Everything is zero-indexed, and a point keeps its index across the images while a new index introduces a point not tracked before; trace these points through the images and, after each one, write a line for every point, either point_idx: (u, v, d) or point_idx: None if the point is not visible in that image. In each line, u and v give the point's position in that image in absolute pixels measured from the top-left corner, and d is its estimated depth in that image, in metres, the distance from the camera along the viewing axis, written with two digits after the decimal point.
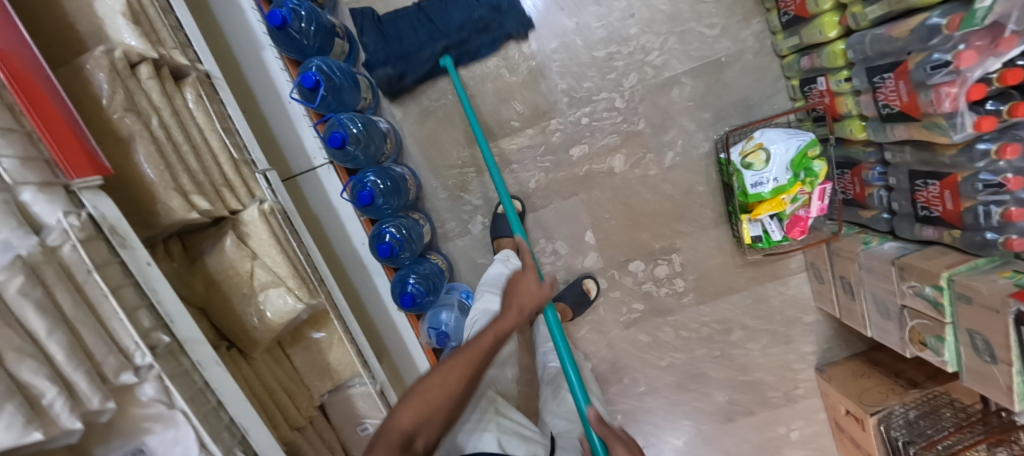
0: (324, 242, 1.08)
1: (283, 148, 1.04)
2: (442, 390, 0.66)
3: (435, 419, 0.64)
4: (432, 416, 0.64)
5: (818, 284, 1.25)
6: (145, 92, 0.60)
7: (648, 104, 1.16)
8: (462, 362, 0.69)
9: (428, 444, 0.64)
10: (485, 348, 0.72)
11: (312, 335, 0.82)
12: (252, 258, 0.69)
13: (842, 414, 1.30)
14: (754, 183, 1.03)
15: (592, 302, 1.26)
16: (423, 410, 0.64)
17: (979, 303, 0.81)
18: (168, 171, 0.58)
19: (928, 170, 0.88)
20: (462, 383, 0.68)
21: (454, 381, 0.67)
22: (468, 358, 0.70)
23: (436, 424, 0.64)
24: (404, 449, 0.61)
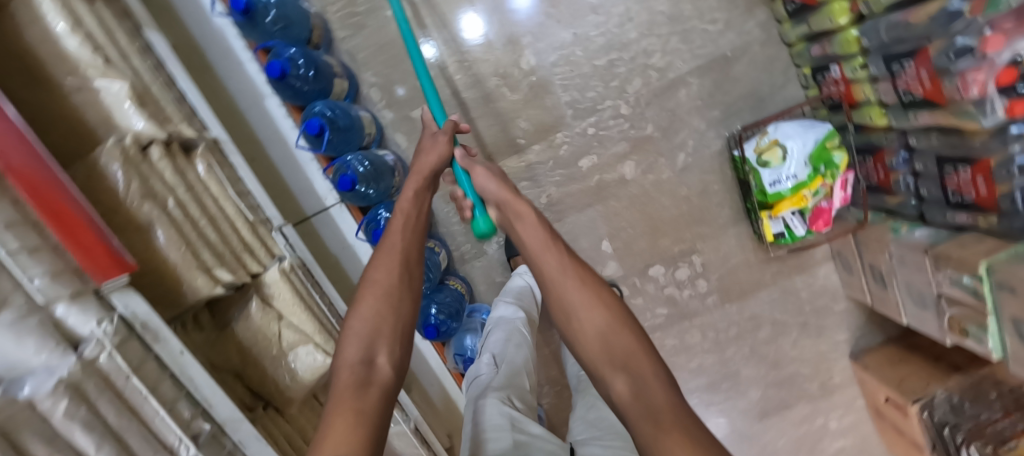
0: (344, 280, 1.09)
1: (295, 192, 1.05)
2: (377, 289, 0.61)
3: (385, 329, 0.58)
4: (382, 322, 0.58)
5: (846, 273, 1.22)
6: (159, 173, 0.61)
7: (655, 108, 1.13)
8: (386, 254, 0.64)
9: (392, 362, 0.55)
10: (402, 235, 0.67)
11: None
12: (279, 319, 0.70)
13: (881, 402, 1.27)
14: (771, 182, 1.00)
15: None
16: (365, 335, 0.57)
17: (1023, 293, 0.76)
18: (190, 249, 0.59)
19: (957, 154, 0.84)
20: (393, 272, 0.62)
21: (384, 280, 0.61)
22: (388, 253, 0.64)
23: (389, 338, 0.57)
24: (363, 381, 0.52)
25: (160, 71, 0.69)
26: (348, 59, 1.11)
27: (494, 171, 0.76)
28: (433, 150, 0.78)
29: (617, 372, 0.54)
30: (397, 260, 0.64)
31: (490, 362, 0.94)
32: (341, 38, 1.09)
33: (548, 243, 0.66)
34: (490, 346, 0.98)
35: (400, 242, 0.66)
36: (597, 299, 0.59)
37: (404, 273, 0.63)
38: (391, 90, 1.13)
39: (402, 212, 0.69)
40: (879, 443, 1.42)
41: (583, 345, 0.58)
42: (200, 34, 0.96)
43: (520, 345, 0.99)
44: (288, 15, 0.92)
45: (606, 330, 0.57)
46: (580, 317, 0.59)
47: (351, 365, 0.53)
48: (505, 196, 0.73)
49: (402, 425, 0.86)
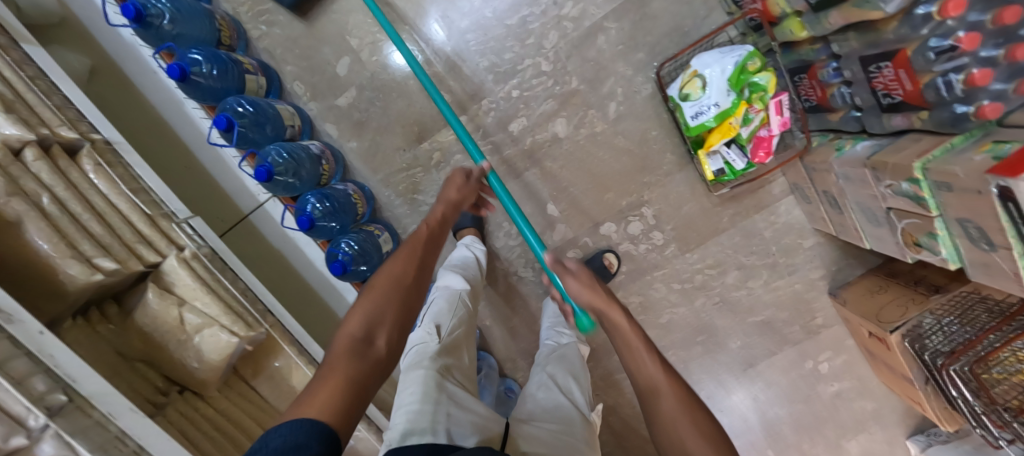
0: (290, 271, 1.14)
1: (228, 192, 1.09)
2: (388, 280, 0.69)
3: (389, 315, 0.65)
4: (388, 309, 0.65)
5: (806, 205, 1.16)
6: (34, 173, 0.63)
7: (576, 60, 1.10)
8: (402, 256, 0.75)
9: (389, 343, 0.62)
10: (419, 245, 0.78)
11: (271, 364, 0.85)
12: (180, 305, 0.72)
13: (866, 337, 1.20)
14: (694, 115, 0.95)
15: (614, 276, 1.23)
16: (373, 315, 0.64)
17: (960, 189, 0.71)
18: (66, 241, 0.61)
19: (877, 52, 0.77)
20: (403, 269, 0.72)
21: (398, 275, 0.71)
22: (406, 255, 0.75)
23: (392, 324, 0.64)
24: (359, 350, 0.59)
25: (38, 80, 0.71)
26: (266, 57, 1.14)
27: (586, 278, 0.82)
28: (455, 183, 0.96)
29: None
30: (408, 260, 0.74)
31: (432, 332, 0.90)
32: (257, 39, 1.13)
33: (647, 357, 0.69)
34: (434, 314, 0.94)
35: (418, 250, 0.77)
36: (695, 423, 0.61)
37: (410, 270, 0.73)
38: (312, 81, 1.15)
39: (422, 228, 0.83)
40: (878, 381, 1.35)
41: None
42: (115, 51, 1.00)
43: (462, 318, 0.97)
44: (186, 17, 0.94)
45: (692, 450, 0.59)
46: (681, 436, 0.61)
47: (352, 336, 0.61)
48: (600, 302, 0.78)
49: None
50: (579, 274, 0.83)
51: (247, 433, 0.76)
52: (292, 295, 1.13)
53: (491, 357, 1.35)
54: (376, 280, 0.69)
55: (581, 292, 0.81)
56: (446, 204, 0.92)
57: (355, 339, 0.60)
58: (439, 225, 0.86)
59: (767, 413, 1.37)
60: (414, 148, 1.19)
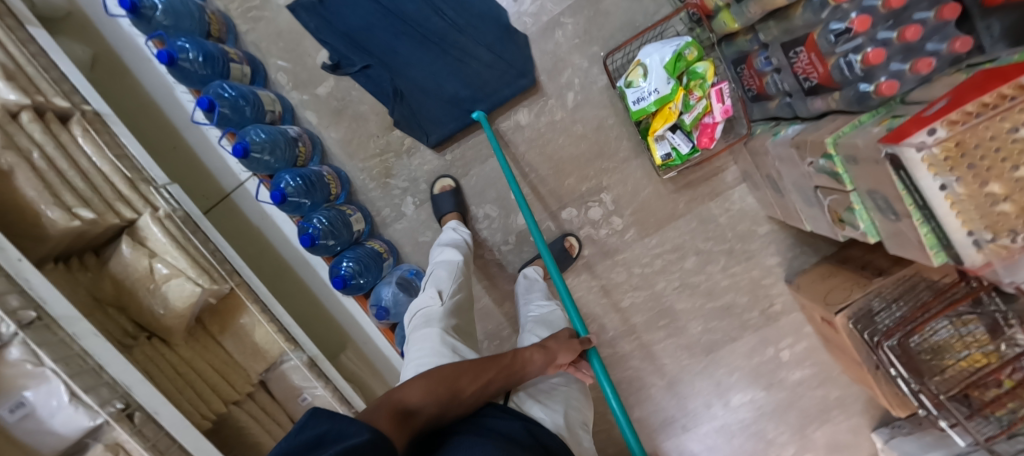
0: (267, 245, 1.23)
1: (213, 171, 1.20)
2: (461, 374, 0.72)
3: (439, 398, 0.67)
4: (442, 393, 0.68)
5: (757, 192, 1.21)
6: (28, 133, 0.73)
7: (536, 52, 1.19)
8: (484, 364, 0.75)
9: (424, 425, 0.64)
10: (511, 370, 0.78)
11: (237, 321, 0.92)
12: (151, 256, 0.80)
13: (818, 322, 1.23)
14: (636, 100, 1.02)
15: (575, 258, 1.28)
16: (431, 392, 0.67)
17: (863, 160, 0.76)
18: (50, 191, 0.70)
19: (792, 38, 0.84)
20: (471, 372, 0.72)
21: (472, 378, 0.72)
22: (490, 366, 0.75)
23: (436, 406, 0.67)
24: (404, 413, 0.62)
25: (40, 57, 0.82)
26: (253, 49, 1.25)
27: None
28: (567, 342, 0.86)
29: None
30: (482, 367, 0.74)
31: (435, 296, 0.95)
32: (246, 33, 1.24)
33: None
34: (437, 280, 0.99)
35: (494, 367, 0.75)
36: None
37: (479, 375, 0.73)
38: (296, 71, 1.26)
39: (515, 355, 0.79)
40: (838, 369, 1.37)
41: None
42: (115, 41, 1.12)
43: (461, 283, 1.02)
44: (178, 11, 1.05)
45: None
46: None
47: (403, 401, 0.64)
48: None
49: (295, 360, 0.96)
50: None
51: (209, 379, 0.84)
52: (268, 267, 1.23)
53: None
54: (445, 369, 0.71)
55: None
56: (545, 353, 0.82)
57: (402, 404, 0.63)
58: (530, 366, 0.79)
59: (730, 400, 1.39)
60: (387, 135, 1.28)
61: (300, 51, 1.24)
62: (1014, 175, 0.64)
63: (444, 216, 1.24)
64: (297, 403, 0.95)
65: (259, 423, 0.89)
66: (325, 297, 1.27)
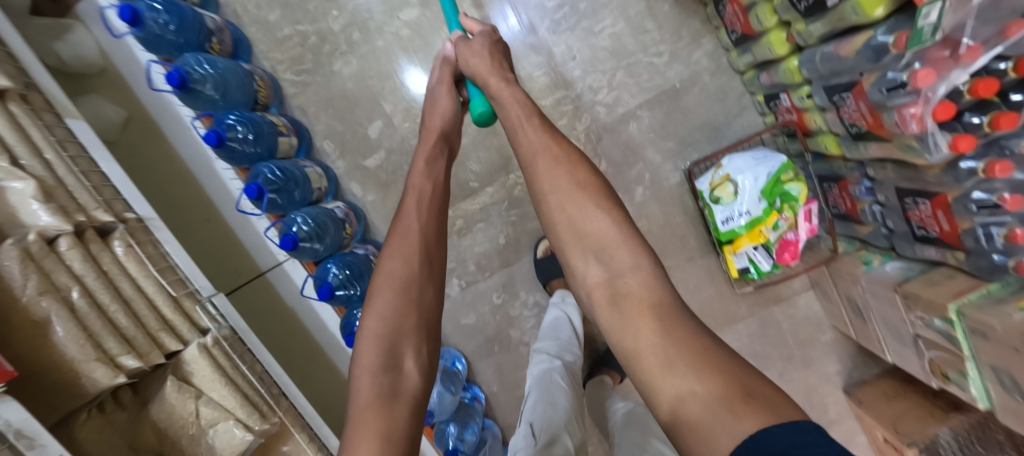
0: (302, 331, 1.13)
1: (249, 248, 1.09)
2: (392, 278, 0.62)
3: (408, 330, 0.60)
4: (404, 322, 0.59)
5: (827, 303, 1.16)
6: (67, 263, 0.62)
7: (607, 143, 1.11)
8: (398, 243, 0.64)
9: (419, 364, 0.59)
10: (413, 208, 0.67)
11: (280, 449, 0.81)
12: (197, 397, 0.70)
13: (880, 441, 1.18)
14: (724, 219, 0.96)
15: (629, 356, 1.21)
16: (384, 339, 0.59)
17: (996, 341, 0.69)
18: (91, 339, 0.60)
19: (915, 188, 0.77)
20: (400, 255, 0.63)
21: (401, 268, 0.62)
22: (402, 237, 0.65)
23: (412, 342, 0.59)
24: (390, 384, 0.56)
25: (79, 158, 0.72)
26: (300, 114, 1.15)
27: (476, 45, 0.65)
28: (436, 110, 0.75)
29: (592, 260, 0.50)
30: (404, 240, 0.64)
31: (527, 433, 0.78)
32: (293, 99, 1.15)
33: (553, 199, 0.52)
34: (525, 414, 0.83)
35: (414, 220, 0.66)
36: (574, 178, 0.52)
37: (411, 244, 0.64)
38: (343, 139, 1.16)
39: (415, 188, 0.69)
40: None
41: (553, 228, 0.53)
42: (152, 106, 1.01)
43: (560, 405, 0.83)
44: (227, 83, 0.95)
45: (572, 214, 0.51)
46: (554, 194, 0.52)
47: (375, 373, 0.56)
48: (483, 68, 0.62)
49: None
50: (473, 41, 0.66)
51: None
52: (301, 353, 1.13)
53: (496, 427, 1.30)
54: (379, 272, 0.63)
55: (498, 85, 0.60)
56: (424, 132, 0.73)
57: (376, 374, 0.56)
58: (429, 176, 0.70)
59: None
60: None
61: (351, 116, 1.15)
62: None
63: (552, 282, 1.16)
64: None
65: None
66: None
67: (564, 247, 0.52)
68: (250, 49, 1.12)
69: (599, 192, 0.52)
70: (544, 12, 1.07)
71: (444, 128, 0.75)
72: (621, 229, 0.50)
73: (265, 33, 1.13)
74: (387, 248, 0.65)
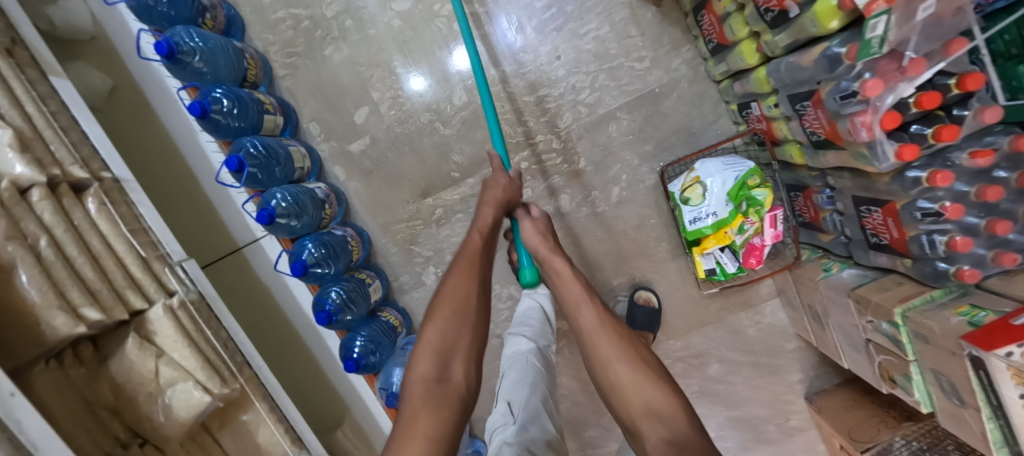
0: (274, 310, 1.14)
1: (226, 223, 1.10)
2: (454, 300, 0.71)
3: (460, 346, 0.67)
4: (457, 338, 0.67)
5: (791, 311, 1.19)
6: (37, 213, 0.63)
7: (587, 142, 1.14)
8: (462, 268, 0.75)
9: (466, 375, 0.65)
10: (476, 247, 0.79)
11: (240, 418, 0.82)
12: (157, 356, 0.71)
13: (837, 448, 1.21)
14: (692, 219, 0.98)
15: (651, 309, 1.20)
16: (440, 353, 0.65)
17: (937, 343, 0.73)
18: (56, 289, 0.61)
19: (869, 196, 0.81)
20: (462, 287, 0.72)
21: (461, 290, 0.72)
22: (468, 261, 0.76)
23: (464, 356, 0.66)
24: (440, 385, 0.61)
25: (60, 114, 0.73)
26: (288, 95, 1.17)
27: (541, 227, 0.89)
28: (498, 184, 0.89)
29: (654, 421, 0.59)
30: (469, 275, 0.74)
31: (506, 411, 0.80)
32: (283, 80, 1.17)
33: (618, 367, 0.65)
34: (503, 391, 0.85)
35: (475, 260, 0.77)
36: (634, 359, 0.66)
37: (472, 284, 0.73)
38: (329, 123, 1.18)
39: (477, 230, 0.81)
40: None
41: (620, 397, 0.63)
42: (141, 77, 1.03)
43: (537, 386, 0.86)
44: (216, 60, 0.97)
45: (631, 385, 0.63)
46: (618, 368, 0.66)
47: (428, 381, 0.61)
48: (545, 250, 0.84)
49: None
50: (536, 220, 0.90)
51: None
52: (272, 332, 1.14)
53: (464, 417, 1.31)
54: (443, 295, 0.72)
55: (561, 266, 0.81)
56: (490, 205, 0.85)
57: (431, 381, 0.61)
58: (492, 229, 0.83)
59: None
60: (418, 202, 1.21)
61: (338, 102, 1.17)
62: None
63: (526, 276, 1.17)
64: None
65: None
66: (330, 369, 1.18)
67: (633, 417, 0.61)
68: (243, 29, 1.14)
69: (655, 370, 0.66)
70: (532, 12, 1.10)
71: (505, 197, 0.88)
72: (678, 402, 0.61)
73: (259, 16, 1.15)
74: (449, 272, 0.75)
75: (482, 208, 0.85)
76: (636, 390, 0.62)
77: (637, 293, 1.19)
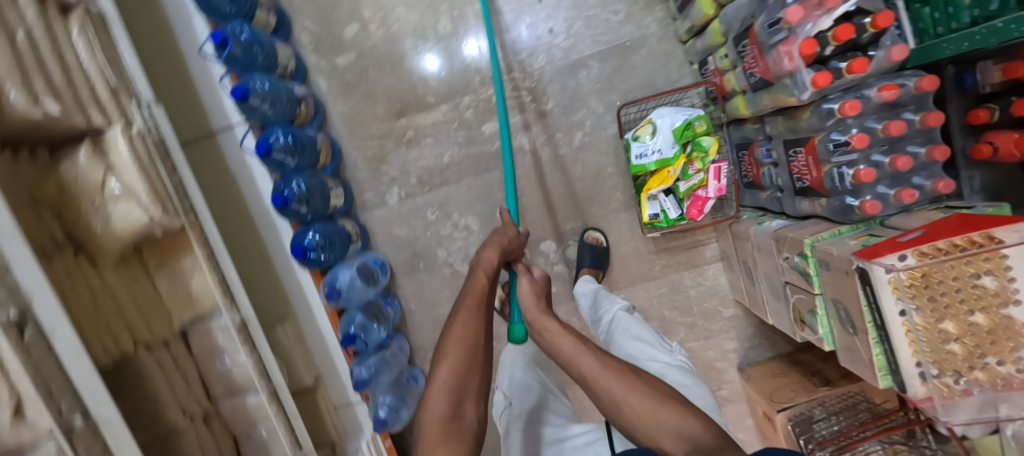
0: (237, 198, 1.17)
1: (206, 107, 1.14)
2: (461, 341, 0.65)
3: (472, 381, 0.63)
4: (469, 378, 0.63)
5: (731, 273, 1.23)
6: (20, 10, 0.68)
7: (557, 85, 1.21)
8: (468, 306, 0.70)
9: (478, 412, 0.61)
10: (481, 286, 0.75)
11: (178, 261, 0.87)
12: (107, 170, 0.76)
13: (761, 416, 1.24)
14: (638, 154, 1.04)
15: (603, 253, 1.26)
16: (454, 391, 0.61)
17: (835, 268, 0.77)
18: (24, 76, 0.65)
19: (795, 137, 0.87)
20: (473, 327, 0.67)
21: (469, 327, 0.67)
22: (475, 297, 0.72)
23: (476, 394, 0.62)
24: (454, 420, 0.59)
25: None
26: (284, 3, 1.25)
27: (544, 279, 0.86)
28: (505, 234, 0.89)
29: (676, 440, 0.58)
30: (477, 317, 0.68)
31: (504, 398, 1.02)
32: None
33: (633, 399, 0.61)
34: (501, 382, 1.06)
35: (479, 296, 0.72)
36: (649, 387, 0.62)
37: (481, 327, 0.68)
38: (320, 35, 1.25)
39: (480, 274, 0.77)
40: None
41: (637, 426, 0.60)
42: None
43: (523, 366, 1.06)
44: None
45: (649, 412, 0.60)
46: (632, 400, 0.61)
47: (442, 420, 0.58)
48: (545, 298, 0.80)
49: (226, 318, 0.89)
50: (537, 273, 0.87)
51: (127, 314, 0.78)
52: (234, 218, 1.18)
53: (403, 342, 1.34)
54: (450, 339, 0.65)
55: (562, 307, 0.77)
56: (495, 250, 0.84)
57: (444, 420, 0.58)
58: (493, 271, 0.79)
59: None
60: (392, 121, 1.27)
61: (331, 16, 1.24)
62: (1002, 311, 0.65)
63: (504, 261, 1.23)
64: (214, 364, 0.90)
65: (170, 375, 0.83)
66: (280, 265, 1.18)
67: (655, 440, 0.59)
68: None
69: (670, 390, 0.63)
70: None
71: (505, 243, 0.87)
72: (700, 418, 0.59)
73: None
74: (453, 310, 0.70)
75: (485, 252, 0.82)
76: (655, 420, 0.59)
77: (586, 234, 1.25)
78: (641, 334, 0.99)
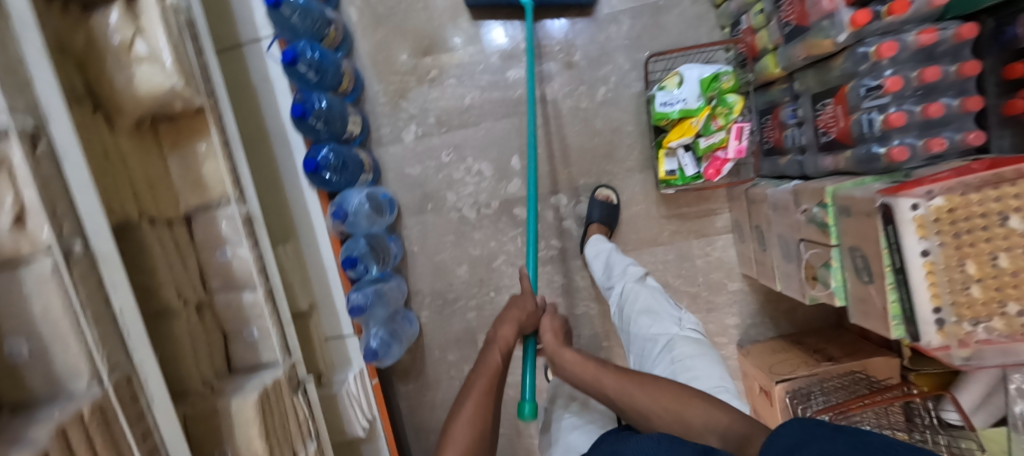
0: (255, 112, 1.15)
1: (236, 18, 1.14)
2: (472, 414, 0.72)
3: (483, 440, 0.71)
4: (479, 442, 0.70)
5: (740, 244, 1.22)
6: None
7: (586, 37, 1.21)
8: (478, 386, 0.76)
9: None
10: (492, 365, 0.81)
11: (192, 143, 0.86)
12: (136, 32, 0.74)
13: (756, 393, 1.21)
14: (663, 103, 1.04)
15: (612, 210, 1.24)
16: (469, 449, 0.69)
17: (856, 213, 0.76)
18: None
19: (825, 89, 0.88)
20: (484, 399, 0.74)
21: (479, 400, 0.74)
22: (484, 379, 0.78)
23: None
24: None
25: None
26: None
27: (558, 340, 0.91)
28: (524, 307, 0.93)
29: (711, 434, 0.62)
30: (488, 392, 0.75)
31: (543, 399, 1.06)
32: None
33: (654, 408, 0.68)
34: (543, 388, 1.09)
35: (487, 377, 0.78)
36: (669, 399, 0.68)
37: (492, 403, 0.75)
38: None
39: (489, 355, 0.82)
40: None
41: (667, 428, 0.67)
42: None
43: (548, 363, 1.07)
44: None
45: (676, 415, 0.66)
46: (654, 412, 0.68)
47: None
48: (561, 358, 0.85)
49: (233, 209, 0.88)
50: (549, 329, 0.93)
51: (139, 187, 0.78)
52: (248, 131, 1.16)
53: (402, 282, 1.32)
54: (462, 411, 0.73)
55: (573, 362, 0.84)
56: (508, 324, 0.88)
57: None
58: (506, 346, 0.85)
59: None
60: (417, 58, 1.27)
61: None
62: None
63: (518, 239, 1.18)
64: (215, 255, 0.87)
65: (171, 257, 0.80)
66: (289, 183, 1.16)
67: (697, 432, 0.64)
68: None
69: (694, 393, 0.68)
70: None
71: (520, 318, 0.90)
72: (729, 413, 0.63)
73: None
74: (464, 390, 0.77)
75: (501, 327, 0.87)
76: (684, 422, 0.65)
77: (598, 191, 1.24)
78: (650, 307, 0.98)
